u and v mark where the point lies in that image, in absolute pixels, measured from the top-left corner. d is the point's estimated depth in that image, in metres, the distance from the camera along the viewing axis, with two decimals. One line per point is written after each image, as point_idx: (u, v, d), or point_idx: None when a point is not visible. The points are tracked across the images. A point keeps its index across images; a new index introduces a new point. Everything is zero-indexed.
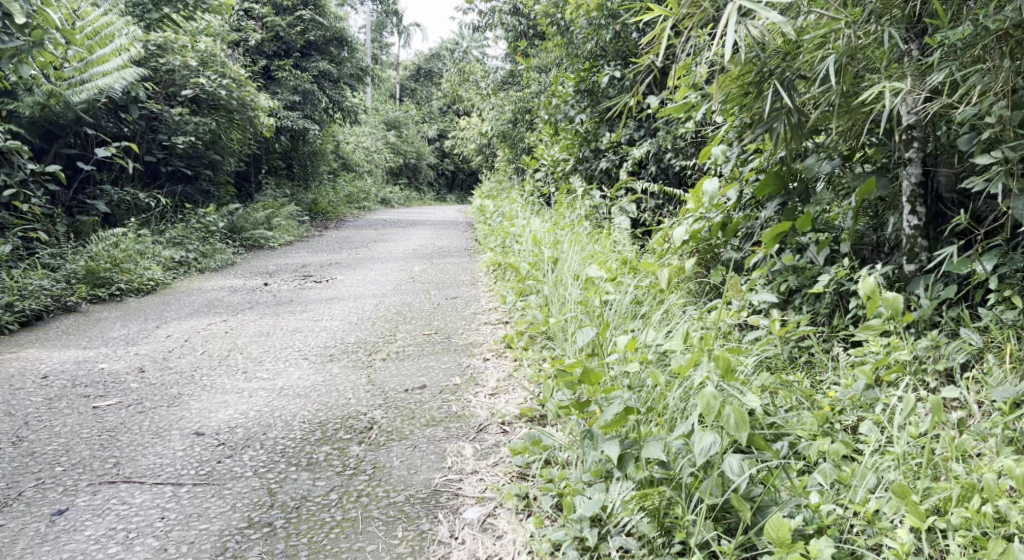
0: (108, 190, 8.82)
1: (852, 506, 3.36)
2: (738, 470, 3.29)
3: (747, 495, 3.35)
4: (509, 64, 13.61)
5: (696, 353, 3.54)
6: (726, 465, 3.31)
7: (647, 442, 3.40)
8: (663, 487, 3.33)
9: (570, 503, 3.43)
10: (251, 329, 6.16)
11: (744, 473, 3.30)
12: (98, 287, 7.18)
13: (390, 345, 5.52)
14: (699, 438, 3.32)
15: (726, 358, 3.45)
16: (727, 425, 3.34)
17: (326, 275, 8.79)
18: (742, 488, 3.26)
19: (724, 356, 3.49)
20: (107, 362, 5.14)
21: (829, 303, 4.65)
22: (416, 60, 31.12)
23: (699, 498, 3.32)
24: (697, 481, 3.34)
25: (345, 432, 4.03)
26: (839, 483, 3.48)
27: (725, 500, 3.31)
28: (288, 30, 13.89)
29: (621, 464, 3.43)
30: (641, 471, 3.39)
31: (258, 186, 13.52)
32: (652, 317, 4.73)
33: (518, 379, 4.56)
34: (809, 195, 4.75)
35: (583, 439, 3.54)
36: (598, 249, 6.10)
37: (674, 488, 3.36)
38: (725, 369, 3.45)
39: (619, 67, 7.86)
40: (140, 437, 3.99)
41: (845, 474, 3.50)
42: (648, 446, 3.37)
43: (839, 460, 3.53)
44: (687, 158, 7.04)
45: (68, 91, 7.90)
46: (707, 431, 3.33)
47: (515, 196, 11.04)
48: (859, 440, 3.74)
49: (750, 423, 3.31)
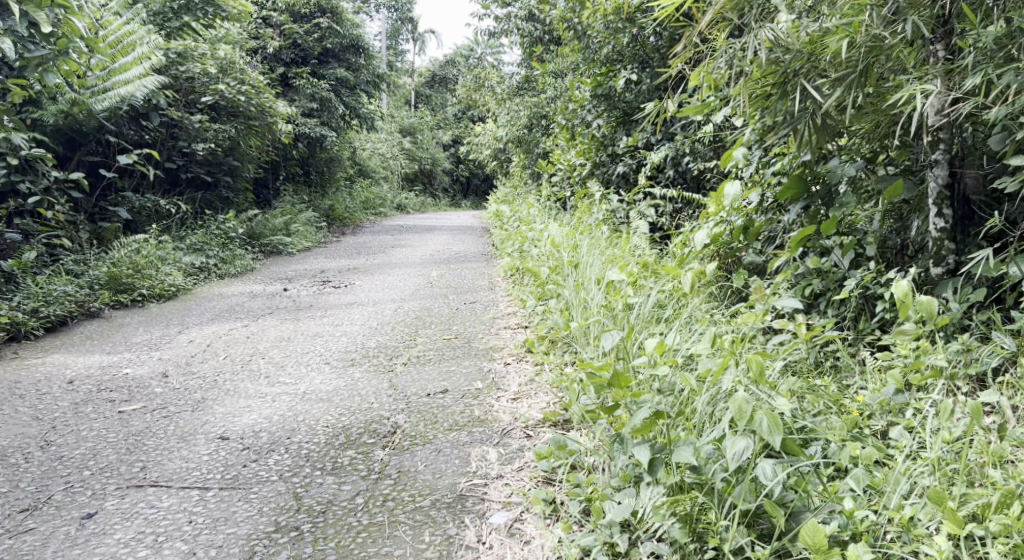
0: (130, 197, 8.86)
1: (887, 512, 3.32)
2: (771, 474, 3.27)
3: (780, 501, 3.32)
4: (524, 69, 13.63)
5: (726, 357, 3.53)
6: (760, 470, 3.29)
7: (677, 447, 3.39)
8: (695, 493, 3.32)
9: (599, 508, 3.41)
10: (272, 335, 6.19)
11: (778, 478, 3.29)
12: (121, 293, 7.23)
13: (410, 350, 5.53)
14: (731, 443, 3.33)
15: (759, 361, 3.45)
16: (760, 431, 3.33)
17: (345, 280, 8.81)
18: (777, 492, 3.25)
19: (756, 360, 3.50)
20: (132, 367, 5.17)
21: (855, 306, 4.65)
22: (431, 67, 31.23)
23: (732, 504, 3.30)
24: (729, 487, 3.32)
25: (369, 436, 4.03)
26: (871, 488, 3.43)
27: (758, 505, 3.29)
28: (305, 38, 13.97)
29: (651, 469, 3.41)
30: (671, 476, 3.37)
31: (276, 193, 13.59)
32: (676, 321, 4.72)
33: (540, 384, 4.56)
34: (832, 198, 4.81)
35: (612, 444, 3.53)
36: (618, 254, 6.10)
37: (706, 493, 3.34)
38: (758, 373, 3.44)
39: (636, 72, 7.86)
40: (166, 441, 4.01)
41: (878, 479, 3.45)
42: (678, 451, 3.36)
43: (871, 465, 3.50)
44: (706, 161, 7.03)
45: (92, 100, 7.97)
46: (740, 436, 3.32)
47: (531, 200, 11.05)
48: (890, 445, 3.71)
49: (784, 426, 3.30)
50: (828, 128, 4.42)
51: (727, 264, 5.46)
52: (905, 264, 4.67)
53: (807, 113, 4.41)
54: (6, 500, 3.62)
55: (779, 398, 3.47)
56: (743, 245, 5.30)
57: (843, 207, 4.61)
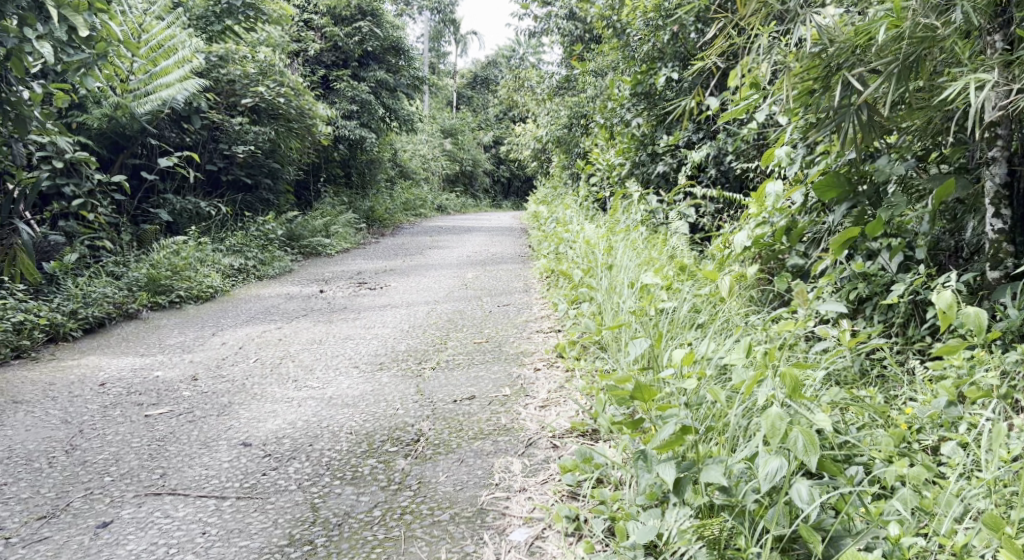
0: (171, 199, 8.89)
1: (937, 537, 3.11)
2: (807, 498, 3.12)
3: (818, 525, 3.18)
4: (565, 69, 13.51)
5: (760, 371, 3.39)
6: (795, 492, 3.14)
7: (705, 465, 3.26)
8: (724, 516, 3.18)
9: (623, 528, 3.30)
10: (303, 337, 6.14)
11: (814, 501, 3.14)
12: (159, 294, 7.24)
13: (440, 354, 5.46)
14: (764, 462, 3.18)
15: (794, 375, 3.31)
16: (795, 449, 3.19)
17: (381, 282, 8.77)
18: (812, 516, 3.10)
19: (791, 373, 3.33)
20: (163, 370, 5.14)
21: (905, 312, 4.56)
22: (473, 68, 31.27)
23: (764, 528, 3.16)
24: (762, 509, 3.17)
25: (392, 444, 3.95)
26: (920, 510, 3.25)
27: (793, 531, 3.13)
28: (346, 40, 13.97)
29: (678, 489, 3.28)
30: (699, 496, 3.24)
31: (316, 195, 13.64)
32: (711, 326, 4.57)
33: (569, 391, 4.45)
34: (879, 198, 4.77)
35: (637, 460, 3.40)
36: (654, 256, 5.99)
37: (737, 515, 3.20)
38: (792, 387, 3.29)
39: (676, 70, 7.72)
40: (189, 447, 3.97)
41: (928, 500, 3.27)
42: (707, 470, 3.23)
43: (920, 485, 3.31)
44: (748, 161, 6.88)
45: (134, 103, 7.98)
46: (771, 455, 3.19)
47: (569, 201, 10.93)
48: (942, 462, 3.53)
49: (820, 446, 3.16)
50: (874, 125, 4.29)
51: (768, 267, 5.38)
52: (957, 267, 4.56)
53: (853, 107, 4.26)
54: (26, 506, 3.60)
55: (817, 413, 3.32)
56: (784, 247, 5.25)
57: (892, 207, 4.54)
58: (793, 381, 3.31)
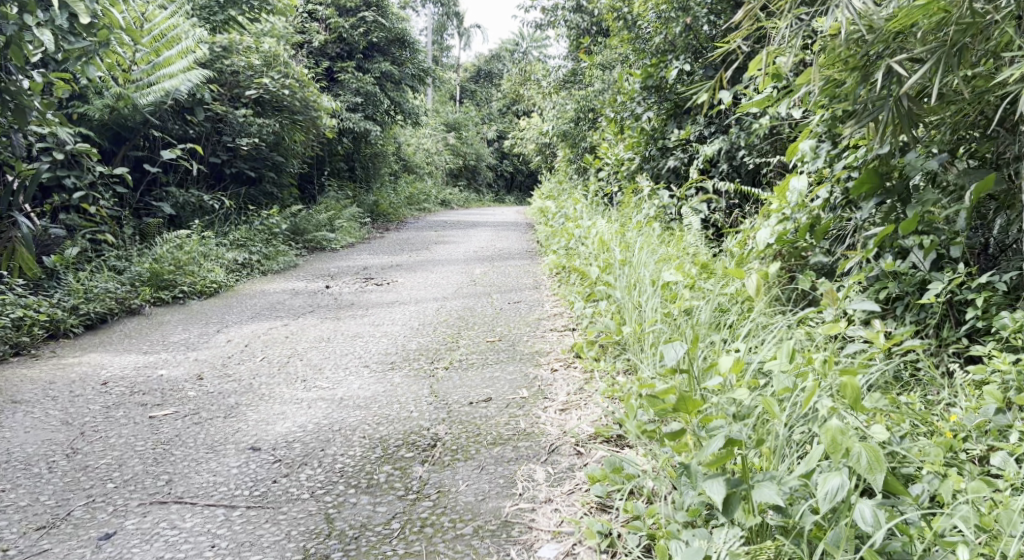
0: (174, 192, 8.72)
1: None
2: (871, 520, 2.97)
3: (881, 548, 3.03)
4: (571, 62, 13.31)
5: (815, 381, 3.22)
6: (858, 514, 2.98)
7: (758, 484, 3.09)
8: (781, 540, 3.02)
9: (665, 548, 3.13)
10: (311, 335, 5.97)
11: (879, 523, 2.98)
12: (162, 289, 7.07)
13: (452, 353, 5.30)
14: (823, 481, 3.02)
15: (855, 386, 3.14)
16: (858, 467, 3.02)
17: (388, 277, 8.60)
18: (877, 539, 2.94)
19: (852, 383, 3.16)
20: (167, 368, 4.96)
21: (939, 312, 4.42)
22: (476, 62, 31.05)
23: (823, 551, 3.00)
24: (820, 531, 3.02)
25: (408, 449, 3.77)
26: (982, 530, 3.07)
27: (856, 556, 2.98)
28: (350, 31, 13.77)
29: (727, 508, 3.11)
30: (750, 516, 3.07)
31: (320, 188, 13.46)
32: (740, 327, 4.39)
33: (590, 393, 4.28)
34: (909, 194, 4.60)
35: (681, 475, 3.24)
36: (672, 253, 5.83)
37: (794, 538, 3.05)
38: (852, 398, 3.12)
39: (689, 63, 7.53)
40: (195, 451, 3.79)
41: (987, 518, 3.08)
42: (761, 490, 3.06)
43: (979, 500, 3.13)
44: (763, 154, 6.72)
45: (136, 94, 7.81)
46: (832, 473, 3.02)
47: (577, 196, 10.76)
48: (990, 473, 3.39)
49: (886, 464, 3.00)
50: (912, 118, 4.12)
51: (790, 264, 5.25)
52: (984, 265, 4.48)
53: (892, 98, 4.13)
54: (24, 516, 3.42)
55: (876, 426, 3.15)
56: (808, 244, 5.13)
57: (922, 203, 4.40)
58: (854, 393, 3.14)
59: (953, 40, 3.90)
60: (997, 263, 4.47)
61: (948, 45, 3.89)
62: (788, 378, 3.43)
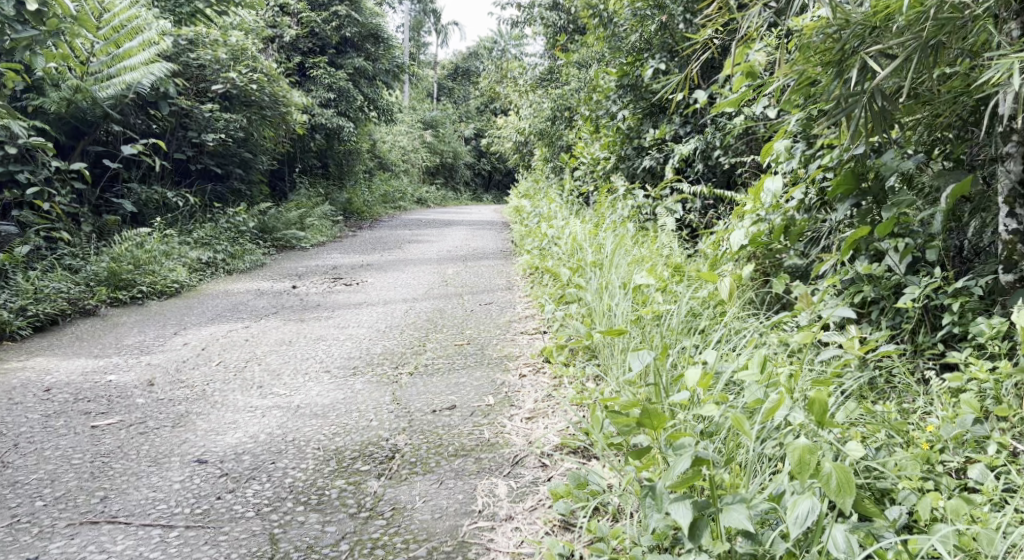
0: (135, 189, 8.49)
1: None
2: (844, 545, 2.85)
3: None
4: (548, 60, 13.13)
5: (787, 396, 3.08)
6: (830, 539, 2.86)
7: (726, 507, 2.95)
8: None
9: None
10: (272, 338, 5.77)
11: (852, 549, 2.85)
12: (119, 289, 6.85)
13: (418, 357, 5.12)
14: (793, 504, 2.89)
15: (821, 400, 3.01)
16: (830, 489, 2.89)
17: (357, 277, 8.40)
18: None
19: (822, 398, 3.01)
20: (117, 373, 4.75)
21: (915, 317, 4.28)
22: (454, 60, 30.83)
23: None
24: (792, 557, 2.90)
25: (363, 462, 3.59)
26: (961, 551, 2.93)
27: None
28: (323, 26, 13.54)
29: (694, 533, 2.97)
30: (717, 542, 2.94)
31: (292, 185, 13.24)
32: (712, 333, 4.24)
33: (558, 401, 4.12)
34: (885, 195, 4.48)
35: (645, 497, 3.07)
36: (645, 255, 5.68)
37: None
38: (821, 413, 2.98)
39: (664, 61, 7.38)
40: (136, 464, 3.59)
41: (966, 539, 2.96)
42: (728, 514, 2.92)
43: (959, 520, 3.01)
44: (739, 155, 6.59)
45: (95, 87, 7.59)
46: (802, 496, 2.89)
47: (553, 195, 10.61)
48: (969, 487, 3.24)
49: (857, 486, 2.86)
50: (888, 115, 3.97)
51: (764, 266, 5.13)
52: (958, 268, 4.36)
53: (866, 95, 3.97)
54: None
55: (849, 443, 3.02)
56: (783, 246, 4.99)
57: (898, 205, 4.28)
58: (821, 409, 3.01)
59: (930, 31, 3.74)
60: (971, 266, 4.36)
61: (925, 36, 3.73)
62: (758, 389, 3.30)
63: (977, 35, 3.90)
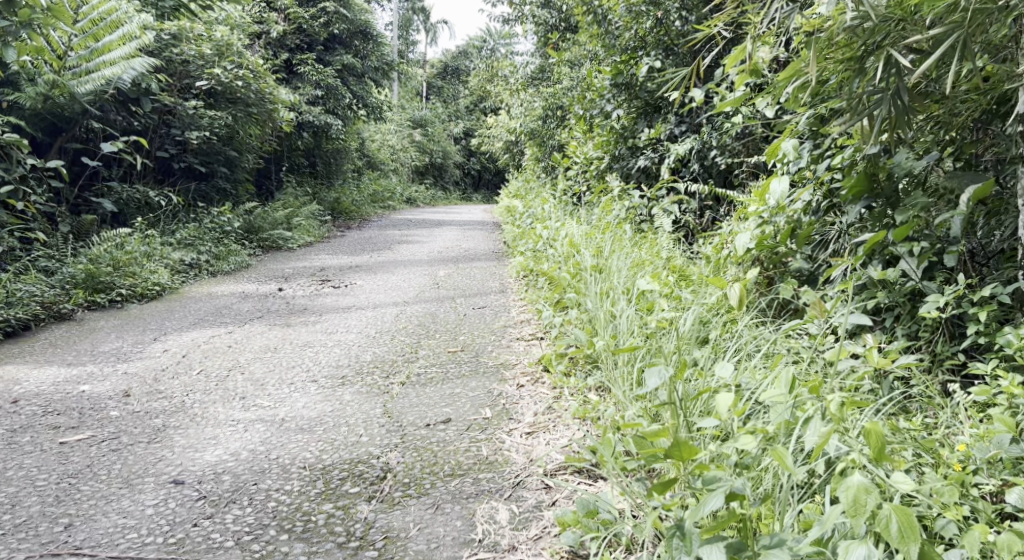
0: (116, 187, 8.23)
1: None
2: None
3: None
4: (539, 58, 12.90)
5: (834, 429, 2.94)
6: None
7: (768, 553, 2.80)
8: None
9: None
10: (257, 344, 5.52)
11: None
12: (97, 293, 6.59)
13: (410, 366, 4.88)
14: (846, 550, 2.76)
15: (878, 434, 2.87)
16: (887, 533, 2.76)
17: (346, 279, 8.15)
18: None
19: (878, 432, 2.87)
20: (90, 384, 4.49)
21: (933, 325, 4.06)
22: (443, 59, 30.57)
23: None
24: None
25: (353, 483, 3.34)
26: None
27: None
28: (310, 22, 13.28)
29: None
30: None
31: (278, 184, 12.97)
32: (724, 343, 4.03)
33: (559, 414, 3.90)
34: (898, 198, 4.28)
35: (673, 537, 2.89)
36: (645, 258, 5.46)
37: None
38: (880, 449, 2.86)
39: (659, 59, 7.16)
40: (106, 486, 3.33)
41: None
42: None
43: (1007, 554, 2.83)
44: (737, 155, 6.37)
45: (73, 82, 7.34)
46: (856, 540, 2.76)
47: (545, 195, 10.37)
48: (1007, 512, 3.02)
49: (920, 533, 2.73)
50: (910, 113, 3.75)
51: (770, 271, 4.92)
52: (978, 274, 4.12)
53: (890, 92, 3.75)
54: None
55: (897, 476, 2.88)
56: (789, 249, 4.78)
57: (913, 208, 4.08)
58: (879, 444, 2.87)
59: (972, 20, 3.50)
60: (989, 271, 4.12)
61: (969, 25, 3.48)
62: (788, 414, 3.15)
63: (1002, 30, 3.69)
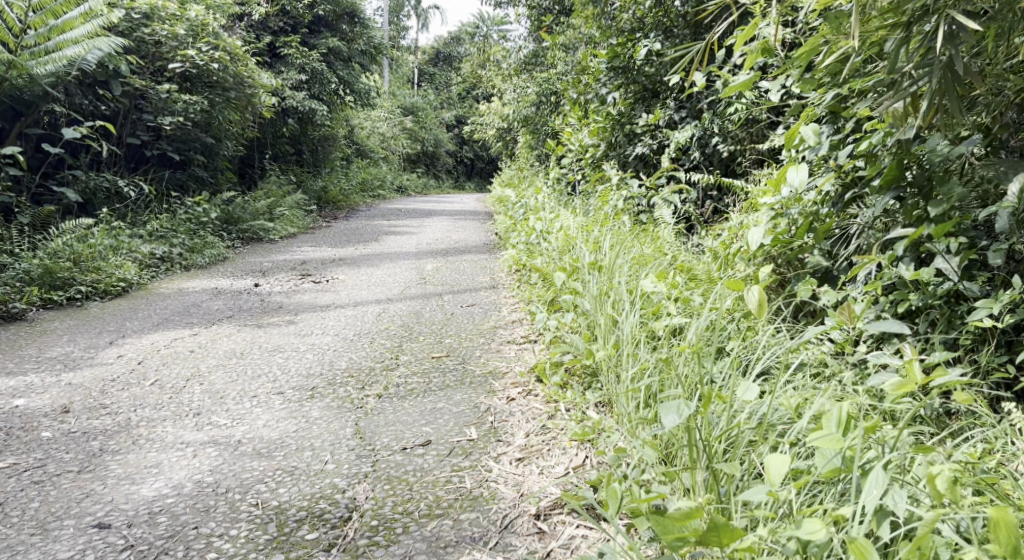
0: (81, 176, 7.71)
1: None
2: None
3: None
4: (533, 43, 12.38)
5: (940, 517, 2.52)
6: None
7: None
8: None
9: None
10: (223, 347, 5.03)
11: None
12: (55, 290, 6.11)
13: (389, 375, 4.38)
14: None
15: (1011, 529, 2.47)
16: None
17: (327, 274, 7.65)
18: None
19: (1006, 522, 2.47)
20: (27, 397, 3.99)
21: (976, 333, 3.61)
22: (435, 45, 30.05)
23: None
24: None
25: (310, 528, 2.94)
26: None
27: None
28: (294, 3, 12.70)
29: None
30: None
31: (261, 172, 12.44)
32: (742, 357, 3.57)
33: (555, 439, 3.47)
34: (931, 188, 3.78)
35: None
36: (646, 255, 4.98)
37: None
38: (1014, 548, 2.45)
39: (658, 41, 6.64)
40: (16, 532, 2.93)
41: None
42: None
43: None
44: (739, 143, 5.89)
45: (31, 62, 6.82)
46: None
47: (539, 184, 9.87)
48: None
49: None
50: (959, 85, 3.30)
51: (783, 269, 4.42)
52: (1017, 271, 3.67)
53: (942, 65, 3.27)
54: None
55: None
56: (805, 245, 4.28)
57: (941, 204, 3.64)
58: (1009, 540, 2.47)
59: None
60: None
61: None
62: (838, 459, 2.75)
63: None
